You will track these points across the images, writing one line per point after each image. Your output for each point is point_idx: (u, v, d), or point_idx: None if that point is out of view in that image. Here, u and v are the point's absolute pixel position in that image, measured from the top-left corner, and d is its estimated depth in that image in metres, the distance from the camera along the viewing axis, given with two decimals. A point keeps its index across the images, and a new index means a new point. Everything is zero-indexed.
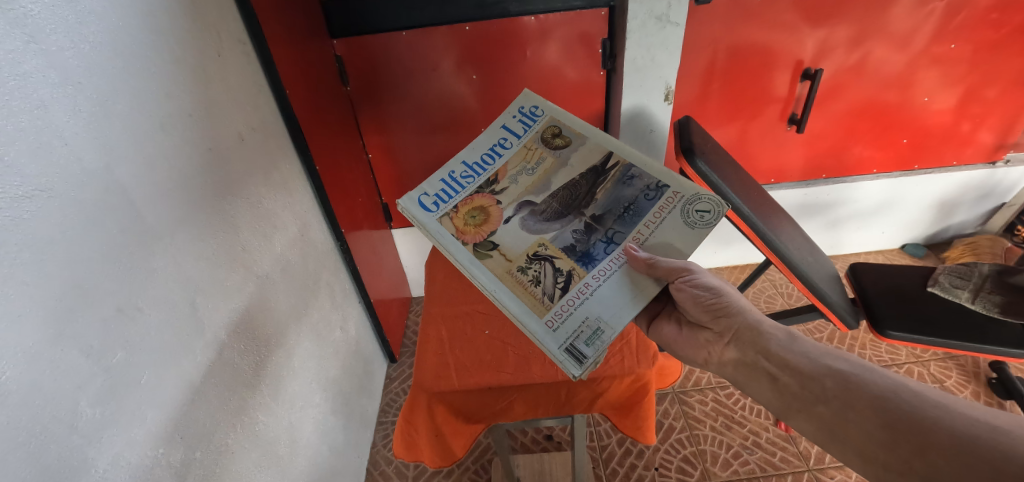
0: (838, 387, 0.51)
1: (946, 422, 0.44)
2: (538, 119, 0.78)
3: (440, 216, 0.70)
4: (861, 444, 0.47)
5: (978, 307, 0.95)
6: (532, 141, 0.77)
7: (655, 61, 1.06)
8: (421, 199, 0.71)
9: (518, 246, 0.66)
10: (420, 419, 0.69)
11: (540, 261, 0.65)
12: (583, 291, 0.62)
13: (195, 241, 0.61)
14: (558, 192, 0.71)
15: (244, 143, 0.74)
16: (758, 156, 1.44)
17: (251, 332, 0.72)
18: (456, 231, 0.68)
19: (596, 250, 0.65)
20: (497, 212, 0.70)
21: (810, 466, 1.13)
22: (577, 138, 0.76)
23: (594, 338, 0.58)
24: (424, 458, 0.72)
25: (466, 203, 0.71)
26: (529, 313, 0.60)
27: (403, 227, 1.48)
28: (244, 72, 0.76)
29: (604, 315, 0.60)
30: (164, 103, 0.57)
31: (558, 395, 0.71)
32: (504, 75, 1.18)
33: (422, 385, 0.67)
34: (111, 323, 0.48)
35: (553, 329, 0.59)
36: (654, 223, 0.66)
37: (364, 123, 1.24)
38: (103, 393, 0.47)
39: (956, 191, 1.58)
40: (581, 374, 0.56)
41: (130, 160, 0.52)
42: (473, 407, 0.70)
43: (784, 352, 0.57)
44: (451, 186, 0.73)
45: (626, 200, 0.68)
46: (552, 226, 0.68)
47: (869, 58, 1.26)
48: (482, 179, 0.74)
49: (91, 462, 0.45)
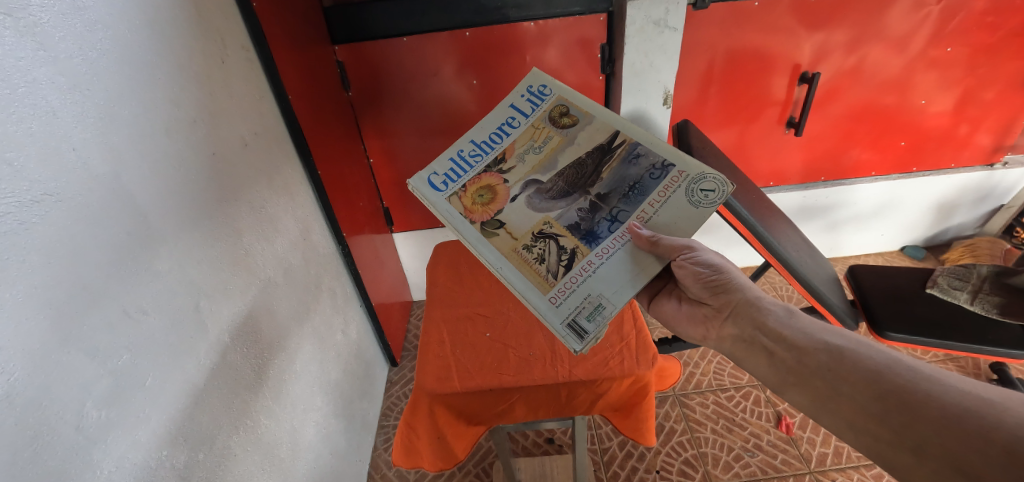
0: (833, 361, 0.52)
1: (938, 394, 0.44)
2: (546, 99, 0.79)
3: (449, 195, 0.71)
4: (852, 416, 0.48)
5: (977, 308, 0.95)
6: (540, 120, 0.77)
7: (654, 66, 1.07)
8: (431, 178, 0.72)
9: (523, 224, 0.67)
10: (422, 421, 0.70)
11: (545, 239, 0.65)
12: (587, 269, 0.62)
13: (199, 243, 0.62)
14: (564, 171, 0.72)
15: (248, 148, 0.75)
16: (757, 158, 1.45)
17: (254, 334, 0.73)
18: (464, 210, 0.69)
19: (600, 228, 0.66)
20: (504, 191, 0.71)
21: (811, 468, 1.13)
22: (584, 117, 0.76)
23: (595, 312, 0.58)
24: (426, 463, 0.73)
25: (474, 182, 0.72)
26: (532, 289, 0.61)
27: (403, 231, 1.48)
28: (248, 79, 0.77)
29: (607, 292, 0.60)
30: (169, 108, 0.58)
31: (558, 399, 0.70)
32: (504, 80, 1.19)
33: (423, 388, 0.67)
34: (117, 325, 0.49)
35: (555, 303, 0.60)
36: (659, 202, 0.66)
37: (365, 127, 1.25)
38: (109, 395, 0.48)
39: (954, 194, 1.59)
40: (581, 348, 0.56)
41: (136, 164, 0.52)
42: (474, 408, 0.70)
43: (782, 328, 0.57)
44: (460, 166, 0.74)
45: (632, 179, 0.69)
46: (558, 204, 0.69)
47: (866, 61, 1.27)
48: (491, 158, 0.75)
49: (96, 463, 0.46)
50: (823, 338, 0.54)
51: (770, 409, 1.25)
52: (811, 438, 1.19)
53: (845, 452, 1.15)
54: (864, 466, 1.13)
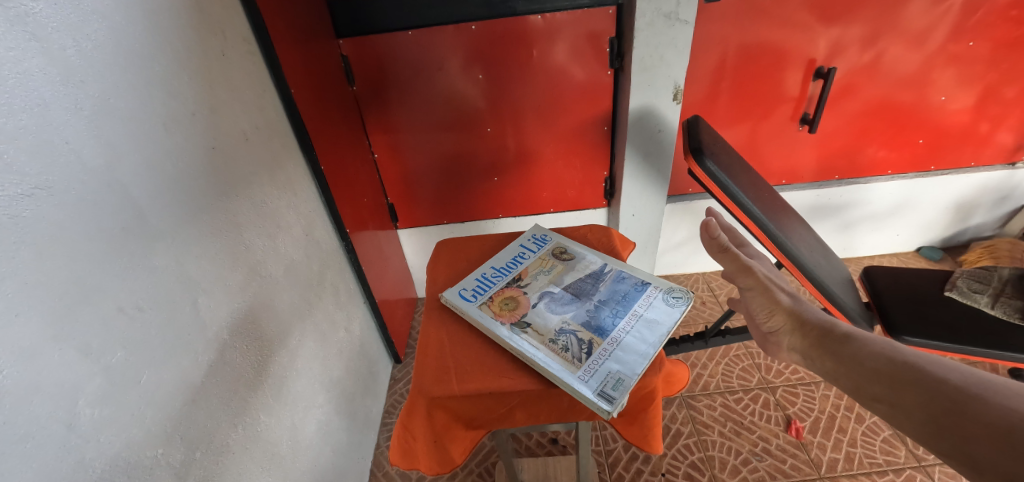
0: (893, 367, 0.46)
1: (997, 402, 0.38)
2: (550, 242, 0.74)
3: (480, 303, 0.63)
4: (883, 412, 0.45)
5: (997, 312, 0.91)
6: (548, 255, 0.71)
7: (664, 60, 1.04)
8: (459, 293, 0.65)
9: (547, 320, 0.59)
10: (417, 425, 0.58)
11: (565, 334, 0.57)
12: (608, 351, 0.54)
13: (197, 240, 0.61)
14: (573, 283, 0.65)
15: (249, 142, 0.74)
16: (769, 157, 1.41)
17: (254, 331, 0.72)
18: (495, 313, 0.61)
19: (609, 319, 0.59)
20: (526, 299, 0.63)
21: (821, 474, 1.10)
22: (588, 252, 0.71)
23: (620, 383, 0.50)
24: (422, 466, 0.61)
25: (500, 292, 0.65)
26: (559, 369, 0.53)
27: (409, 228, 1.48)
28: (250, 73, 0.75)
29: (632, 363, 0.53)
30: (168, 102, 0.57)
31: (561, 405, 0.58)
32: (512, 76, 1.17)
33: (420, 389, 0.56)
34: (111, 322, 0.48)
35: (583, 380, 0.51)
36: (646, 304, 0.61)
37: (371, 123, 1.24)
38: (102, 393, 0.47)
39: (973, 193, 1.54)
40: (614, 409, 0.48)
41: (131, 157, 0.51)
42: (472, 412, 0.59)
43: (859, 341, 0.50)
44: (485, 282, 0.67)
45: (622, 291, 0.63)
46: (569, 306, 0.61)
47: (883, 56, 1.23)
48: (509, 278, 0.67)
49: (88, 462, 0.45)
50: (884, 343, 0.49)
51: (780, 412, 1.23)
52: (822, 444, 1.16)
53: (857, 458, 1.12)
54: (877, 473, 1.09)
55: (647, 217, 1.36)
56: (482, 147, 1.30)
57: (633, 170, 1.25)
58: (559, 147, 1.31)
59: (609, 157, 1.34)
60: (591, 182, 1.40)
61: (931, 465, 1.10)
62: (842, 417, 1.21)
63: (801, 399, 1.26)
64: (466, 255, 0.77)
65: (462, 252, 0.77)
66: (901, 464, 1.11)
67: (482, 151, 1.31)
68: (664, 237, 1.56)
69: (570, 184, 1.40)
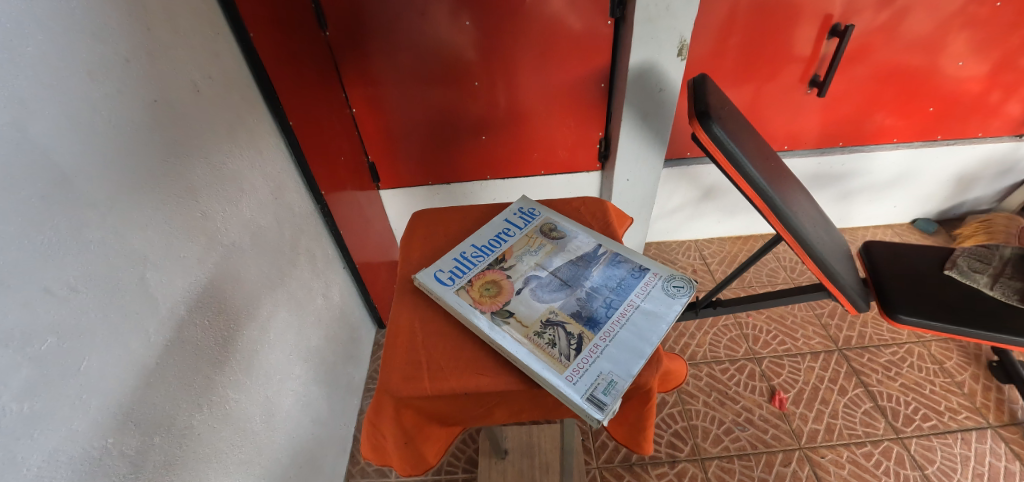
0: None
1: None
2: (537, 218, 0.69)
3: (458, 289, 0.58)
4: None
5: (996, 294, 0.89)
6: (535, 232, 0.66)
7: (670, 10, 0.95)
8: (435, 275, 0.60)
9: (533, 310, 0.54)
10: (387, 424, 0.54)
11: (552, 325, 0.52)
12: (600, 347, 0.50)
13: (143, 209, 0.54)
14: (562, 267, 0.60)
15: (201, 96, 0.65)
16: (773, 121, 1.34)
17: (217, 304, 0.66)
18: (474, 301, 0.56)
19: (602, 311, 0.54)
20: (509, 286, 0.58)
21: (801, 444, 1.12)
22: (579, 232, 0.66)
23: (612, 386, 0.46)
24: (394, 464, 0.57)
25: (480, 277, 0.59)
26: (544, 368, 0.48)
27: (391, 188, 1.40)
28: (198, 12, 0.65)
29: (625, 365, 0.48)
30: (93, 45, 0.48)
31: (545, 402, 0.54)
32: (504, 23, 1.06)
33: (387, 388, 0.52)
34: (37, 306, 0.42)
35: (571, 381, 0.47)
36: (644, 293, 0.56)
37: (348, 73, 1.13)
38: (31, 386, 0.41)
39: (976, 165, 1.50)
40: (604, 420, 0.44)
41: (47, 113, 0.43)
42: (446, 411, 0.55)
43: None
44: (465, 263, 0.62)
45: (617, 278, 0.58)
46: (558, 294, 0.56)
47: (904, 15, 1.14)
48: (491, 259, 0.62)
49: (22, 461, 0.40)
50: None
51: (764, 383, 1.24)
52: (804, 414, 1.17)
53: (837, 429, 1.14)
54: (855, 444, 1.11)
55: (643, 182, 1.31)
56: (469, 104, 1.21)
57: (629, 133, 1.18)
58: (552, 105, 1.23)
59: (605, 117, 1.26)
60: (585, 145, 1.33)
61: (909, 437, 1.12)
62: (825, 389, 1.22)
63: (787, 371, 1.26)
64: (447, 228, 0.71)
65: (443, 225, 0.72)
66: (880, 436, 1.13)
67: (470, 108, 1.22)
68: (658, 203, 1.52)
69: (562, 144, 1.32)
